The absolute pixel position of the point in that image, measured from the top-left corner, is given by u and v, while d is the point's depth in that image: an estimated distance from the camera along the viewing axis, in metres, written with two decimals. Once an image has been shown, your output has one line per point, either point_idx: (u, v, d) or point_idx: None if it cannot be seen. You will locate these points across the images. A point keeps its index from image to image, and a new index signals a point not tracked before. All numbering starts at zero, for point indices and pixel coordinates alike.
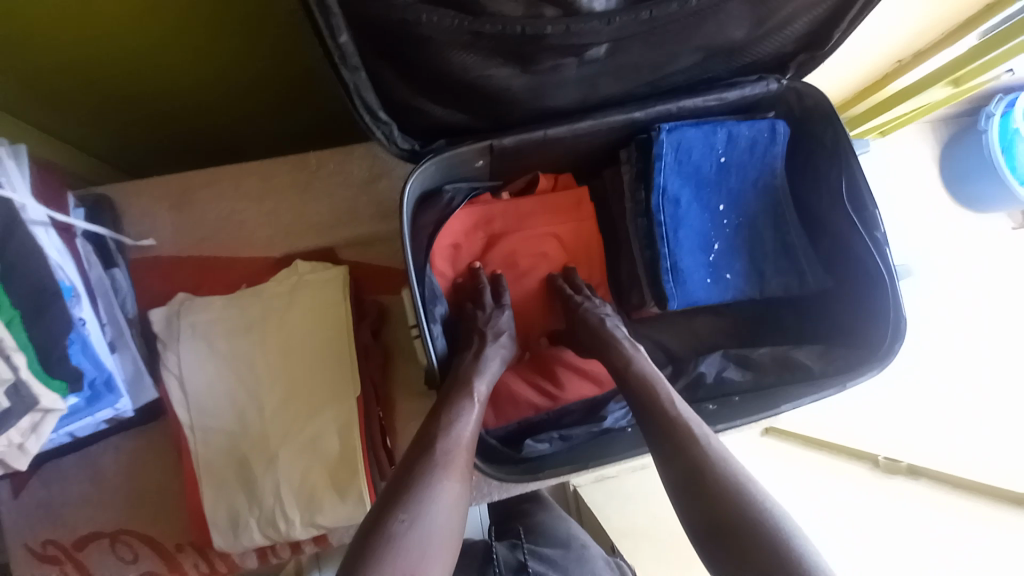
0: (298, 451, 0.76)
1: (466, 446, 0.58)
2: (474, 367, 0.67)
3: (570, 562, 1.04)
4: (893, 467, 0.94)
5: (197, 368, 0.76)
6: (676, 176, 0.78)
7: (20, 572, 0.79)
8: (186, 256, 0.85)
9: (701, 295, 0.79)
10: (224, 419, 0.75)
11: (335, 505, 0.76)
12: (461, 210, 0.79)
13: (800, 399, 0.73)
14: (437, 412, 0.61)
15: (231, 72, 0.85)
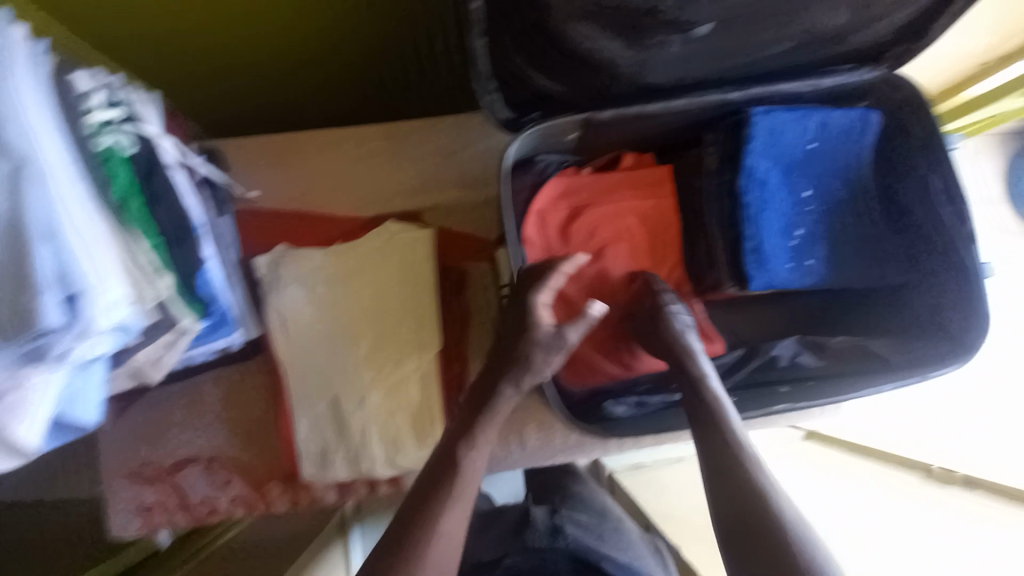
0: (384, 394, 0.83)
1: (468, 488, 0.61)
2: (482, 407, 0.67)
3: (608, 535, 1.06)
4: (947, 477, 0.85)
5: (300, 312, 0.83)
6: (765, 159, 0.79)
7: (119, 488, 0.86)
8: (286, 209, 0.91)
9: (782, 279, 0.80)
10: (320, 358, 0.83)
11: (414, 449, 0.83)
12: (552, 178, 0.84)
13: (879, 385, 0.74)
14: (443, 459, 0.63)
15: (327, 29, 0.87)
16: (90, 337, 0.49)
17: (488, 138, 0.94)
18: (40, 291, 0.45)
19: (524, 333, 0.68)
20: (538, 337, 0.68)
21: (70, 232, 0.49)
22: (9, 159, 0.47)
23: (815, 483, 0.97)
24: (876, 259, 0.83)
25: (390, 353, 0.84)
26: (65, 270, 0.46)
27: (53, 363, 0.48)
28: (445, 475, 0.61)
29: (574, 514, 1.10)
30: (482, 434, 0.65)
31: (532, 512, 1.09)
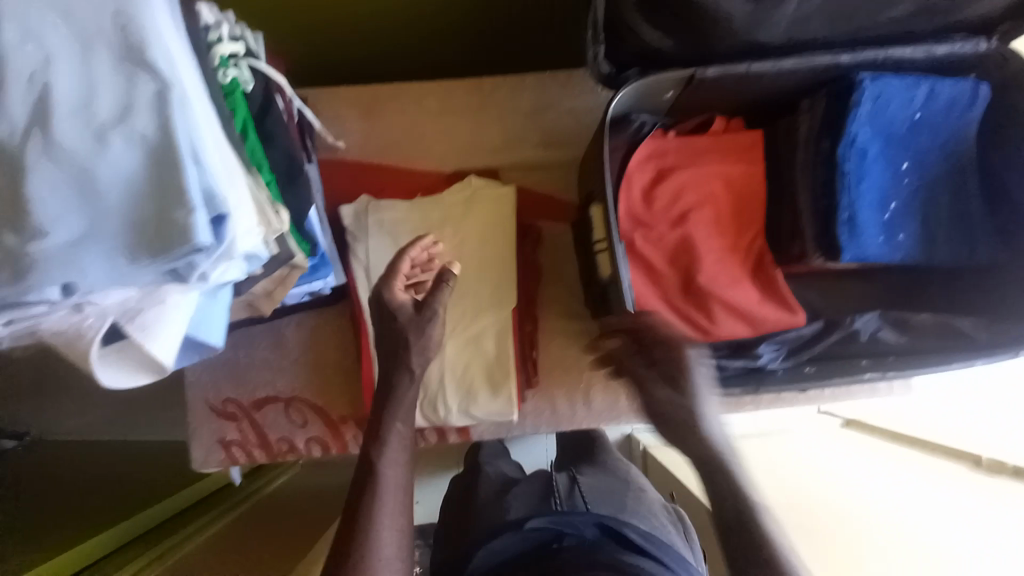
0: (462, 344, 0.86)
1: (388, 490, 0.60)
2: (388, 407, 0.68)
3: (632, 507, 1.00)
4: (996, 467, 0.89)
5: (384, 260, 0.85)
6: (868, 127, 0.76)
7: (201, 423, 0.89)
8: (369, 161, 0.94)
9: (872, 252, 0.79)
10: None
11: (488, 401, 0.85)
12: (646, 138, 0.83)
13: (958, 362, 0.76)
14: (358, 473, 0.61)
15: None
16: (226, 259, 0.50)
17: (571, 98, 0.93)
18: (191, 209, 0.46)
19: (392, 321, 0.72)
20: (400, 315, 0.72)
21: (210, 155, 0.49)
22: (159, 80, 0.48)
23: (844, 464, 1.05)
24: (971, 238, 0.80)
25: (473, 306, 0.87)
26: (211, 191, 0.47)
27: (190, 283, 0.50)
28: (358, 491, 0.59)
29: (594, 486, 1.05)
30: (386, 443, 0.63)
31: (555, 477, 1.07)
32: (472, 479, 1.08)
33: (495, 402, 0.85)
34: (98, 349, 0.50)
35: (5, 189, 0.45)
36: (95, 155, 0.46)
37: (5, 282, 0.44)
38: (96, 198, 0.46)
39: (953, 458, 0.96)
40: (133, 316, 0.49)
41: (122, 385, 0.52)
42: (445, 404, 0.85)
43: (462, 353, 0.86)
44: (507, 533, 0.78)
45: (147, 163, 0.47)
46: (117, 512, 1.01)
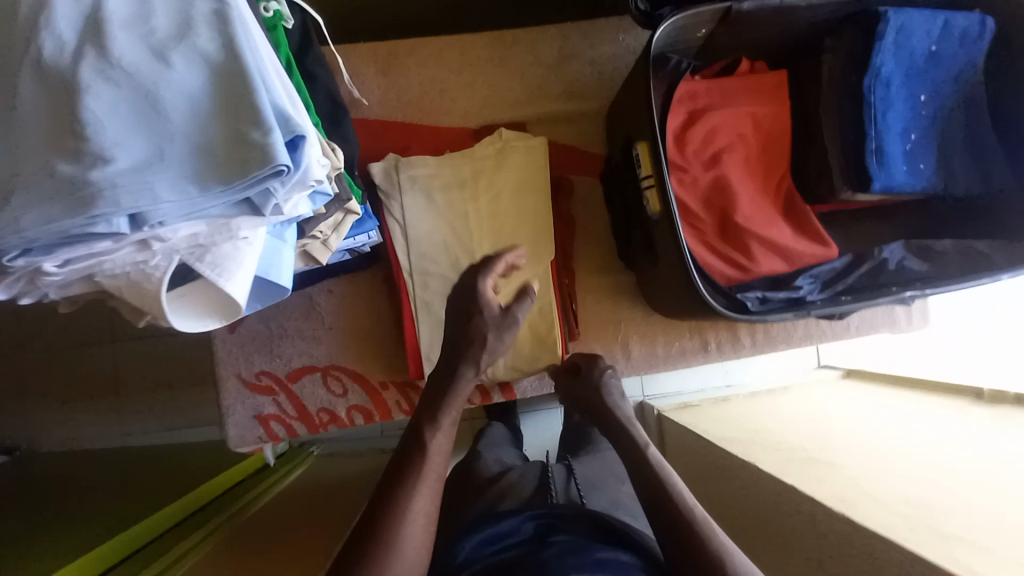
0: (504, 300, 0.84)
1: (433, 471, 0.60)
2: (448, 392, 0.69)
3: (627, 503, 0.90)
4: (997, 397, 0.97)
5: (419, 217, 0.84)
6: (892, 58, 0.79)
7: (235, 398, 0.85)
8: (392, 119, 0.92)
9: (900, 182, 0.81)
10: (440, 264, 0.83)
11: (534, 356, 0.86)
12: (684, 77, 0.83)
13: (982, 278, 0.79)
14: (406, 443, 0.63)
15: None
16: (300, 189, 0.48)
17: (593, 50, 0.93)
18: (268, 129, 0.43)
19: (470, 316, 0.71)
20: (490, 316, 0.72)
21: (274, 81, 0.46)
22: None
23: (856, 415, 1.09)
24: (985, 165, 0.83)
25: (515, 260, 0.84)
26: (283, 113, 0.45)
27: (263, 216, 0.47)
28: (404, 461, 0.61)
29: (590, 474, 0.94)
30: (443, 418, 0.66)
31: (550, 466, 0.95)
32: (469, 464, 0.98)
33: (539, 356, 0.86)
34: (167, 291, 0.49)
35: (60, 112, 0.43)
36: (157, 76, 0.43)
37: (68, 212, 0.40)
38: (160, 123, 0.43)
39: (958, 394, 1.04)
40: (202, 254, 0.47)
41: (195, 331, 0.52)
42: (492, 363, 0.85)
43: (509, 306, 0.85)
44: (508, 517, 0.72)
45: (212, 84, 0.44)
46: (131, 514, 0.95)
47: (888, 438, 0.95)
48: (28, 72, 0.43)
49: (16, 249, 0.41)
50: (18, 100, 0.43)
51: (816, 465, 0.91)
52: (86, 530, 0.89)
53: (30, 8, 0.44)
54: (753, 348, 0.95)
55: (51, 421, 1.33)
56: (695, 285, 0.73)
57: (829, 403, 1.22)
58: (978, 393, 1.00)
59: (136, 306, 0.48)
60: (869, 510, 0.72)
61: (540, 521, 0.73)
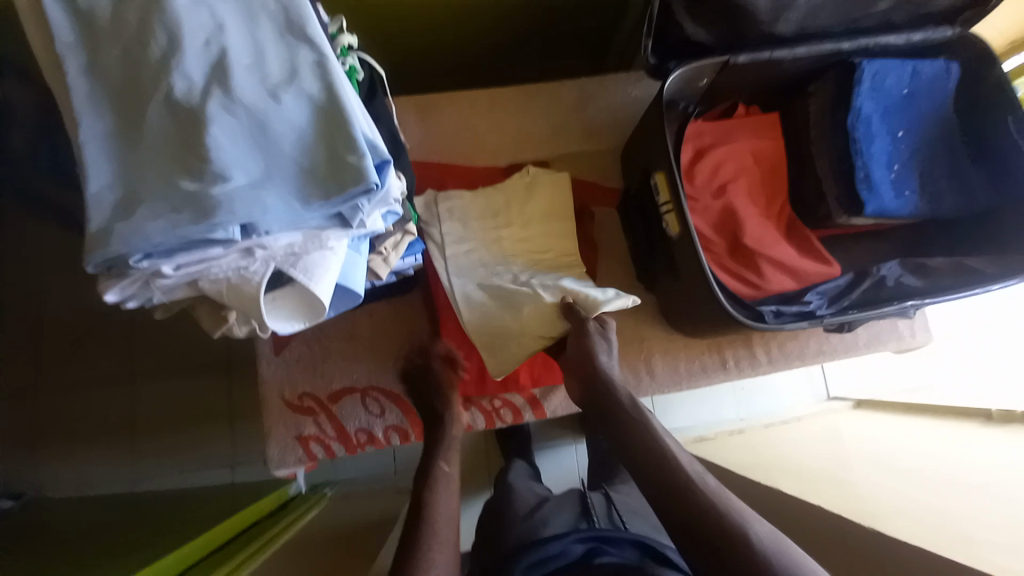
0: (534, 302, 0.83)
1: (441, 517, 0.63)
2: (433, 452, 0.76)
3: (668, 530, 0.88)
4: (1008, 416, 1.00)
5: (461, 242, 0.91)
6: (870, 100, 0.90)
7: (277, 419, 0.88)
8: (428, 159, 1.03)
9: (890, 205, 0.90)
10: (478, 277, 0.88)
11: (545, 315, 0.81)
12: (690, 119, 0.95)
13: (974, 289, 0.86)
14: (422, 486, 0.69)
15: None
16: (381, 205, 0.56)
17: (605, 97, 1.06)
18: (362, 154, 0.51)
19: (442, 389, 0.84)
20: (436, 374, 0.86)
21: (360, 114, 0.55)
22: (318, 52, 0.55)
23: (874, 439, 1.11)
24: (962, 190, 0.94)
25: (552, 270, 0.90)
26: (372, 142, 0.53)
27: (349, 229, 0.55)
28: (422, 497, 0.66)
29: (629, 503, 0.92)
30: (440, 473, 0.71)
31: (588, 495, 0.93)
32: (504, 497, 0.91)
33: (543, 301, 0.81)
34: (263, 295, 0.57)
35: (189, 140, 0.50)
36: (270, 110, 0.52)
37: (192, 220, 0.47)
38: (271, 150, 0.51)
39: (968, 416, 1.08)
40: (297, 260, 0.55)
41: (282, 330, 0.60)
42: (502, 318, 0.83)
43: (550, 287, 0.84)
44: (554, 540, 0.70)
45: (315, 118, 0.53)
46: (146, 541, 0.90)
47: (907, 456, 0.97)
48: (156, 102, 0.52)
49: (141, 253, 0.48)
50: (147, 127, 0.51)
51: (837, 484, 0.92)
52: (103, 552, 0.85)
53: (158, 52, 0.53)
54: (769, 364, 1.00)
55: (54, 464, 1.28)
56: (719, 297, 0.79)
57: (843, 429, 1.24)
58: (988, 414, 1.04)
59: (235, 306, 0.56)
60: (890, 519, 0.74)
61: (587, 544, 0.71)
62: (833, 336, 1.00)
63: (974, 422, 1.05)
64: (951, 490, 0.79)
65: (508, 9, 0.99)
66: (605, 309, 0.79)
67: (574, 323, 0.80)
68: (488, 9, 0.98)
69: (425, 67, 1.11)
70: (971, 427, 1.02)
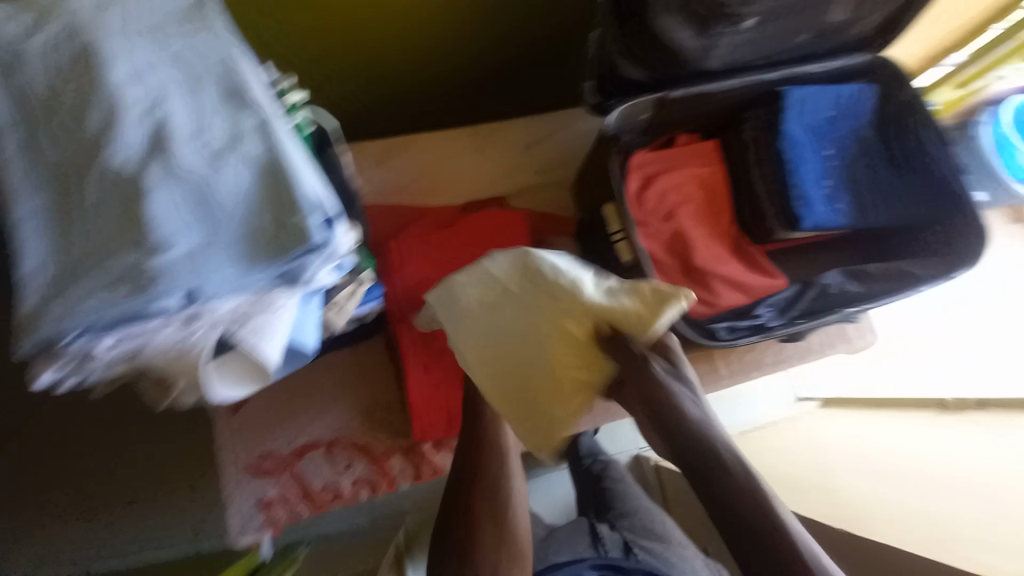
0: (562, 348, 0.68)
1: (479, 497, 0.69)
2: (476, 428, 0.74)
3: (671, 557, 1.05)
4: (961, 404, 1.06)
5: (464, 339, 0.73)
6: (798, 123, 0.96)
7: (237, 486, 0.84)
8: (383, 202, 1.02)
9: (825, 220, 0.96)
10: (482, 340, 0.72)
11: (586, 360, 0.68)
12: (634, 151, 0.99)
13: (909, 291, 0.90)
14: (464, 465, 0.71)
15: (428, 31, 0.95)
16: (330, 261, 0.55)
17: (555, 133, 1.10)
18: (307, 214, 0.51)
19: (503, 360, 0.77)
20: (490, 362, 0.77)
21: (307, 174, 0.55)
22: (259, 116, 0.55)
23: (840, 436, 1.16)
24: (891, 200, 1.01)
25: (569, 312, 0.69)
26: (319, 200, 0.53)
27: (298, 287, 0.54)
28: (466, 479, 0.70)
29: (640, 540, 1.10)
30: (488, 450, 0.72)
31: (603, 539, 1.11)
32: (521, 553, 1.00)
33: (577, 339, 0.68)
34: (207, 363, 0.55)
35: (127, 212, 0.49)
36: (212, 176, 0.51)
37: (129, 294, 0.46)
38: (212, 215, 0.50)
39: (923, 407, 1.13)
40: (244, 322, 0.53)
41: (225, 396, 0.58)
42: (541, 385, 0.69)
43: (575, 317, 0.68)
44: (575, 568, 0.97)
45: (259, 181, 0.52)
46: None
47: (872, 451, 1.01)
48: (92, 177, 0.50)
49: (76, 331, 0.46)
50: (85, 200, 0.50)
51: (820, 498, 0.97)
52: None
53: (92, 127, 0.51)
54: (733, 377, 1.03)
55: None
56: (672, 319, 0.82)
57: (813, 431, 1.28)
58: (943, 403, 1.08)
59: (177, 378, 0.54)
60: (877, 526, 0.83)
61: (600, 569, 0.98)
62: (789, 344, 1.04)
63: (930, 412, 1.10)
64: (918, 489, 0.84)
65: (455, 57, 1.02)
66: (661, 325, 0.64)
67: (624, 357, 0.64)
68: (434, 55, 1.00)
69: (377, 116, 1.11)
70: (929, 417, 1.06)
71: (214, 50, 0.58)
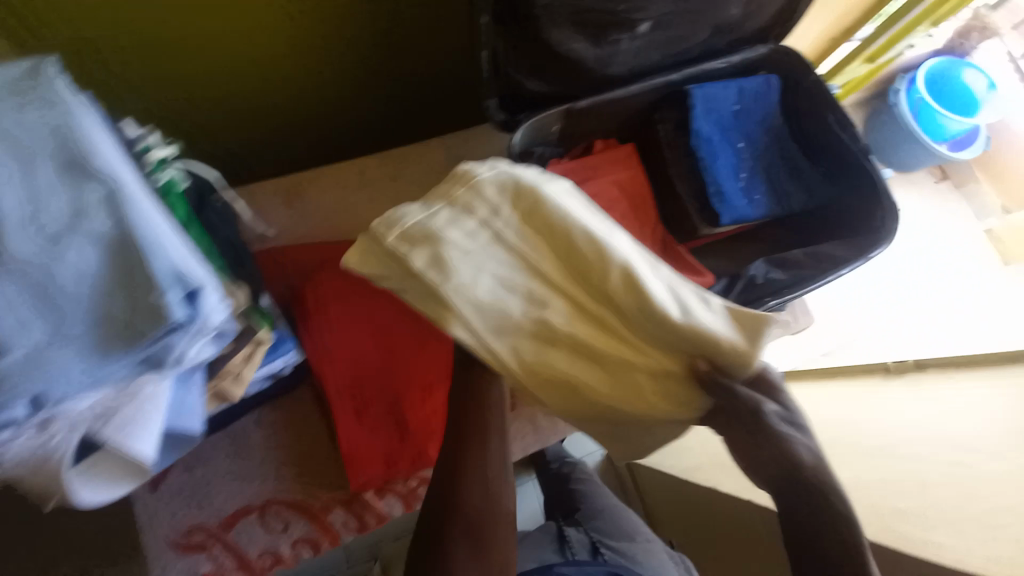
0: (636, 374, 0.57)
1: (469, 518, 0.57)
2: (466, 425, 0.60)
3: (638, 554, 1.09)
4: (903, 368, 1.16)
5: (515, 355, 0.58)
6: (707, 120, 0.97)
7: (167, 563, 0.81)
8: (297, 243, 0.98)
9: (745, 212, 0.97)
10: (519, 343, 0.57)
11: (674, 390, 0.57)
12: (549, 163, 0.98)
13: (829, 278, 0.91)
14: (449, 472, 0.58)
15: (317, 60, 0.92)
16: (202, 335, 0.51)
17: (474, 150, 1.06)
18: (164, 290, 0.47)
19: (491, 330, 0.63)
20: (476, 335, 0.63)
21: (171, 241, 0.51)
22: (106, 185, 0.50)
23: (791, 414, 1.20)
24: (807, 185, 1.03)
25: (657, 346, 0.56)
26: (180, 271, 0.49)
27: (167, 369, 0.50)
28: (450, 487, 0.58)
29: (609, 537, 1.13)
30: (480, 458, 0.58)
31: (570, 535, 1.15)
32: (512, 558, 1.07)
33: (662, 365, 0.56)
34: (72, 471, 0.52)
35: None
36: (51, 264, 0.47)
37: None
38: (56, 305, 0.46)
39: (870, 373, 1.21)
40: (108, 418, 0.49)
41: (100, 500, 0.55)
42: (618, 415, 0.59)
43: (660, 332, 0.54)
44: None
45: (107, 260, 0.48)
46: None
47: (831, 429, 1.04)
48: None
49: None
50: None
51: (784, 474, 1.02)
52: None
53: None
54: None
55: None
56: None
57: None
58: (886, 368, 1.18)
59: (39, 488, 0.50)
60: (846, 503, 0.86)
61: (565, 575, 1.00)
62: None
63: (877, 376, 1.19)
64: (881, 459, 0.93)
65: (355, 84, 0.99)
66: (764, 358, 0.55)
67: (725, 402, 0.56)
68: (334, 83, 0.98)
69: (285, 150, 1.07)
70: (879, 384, 1.14)
71: (49, 118, 0.53)
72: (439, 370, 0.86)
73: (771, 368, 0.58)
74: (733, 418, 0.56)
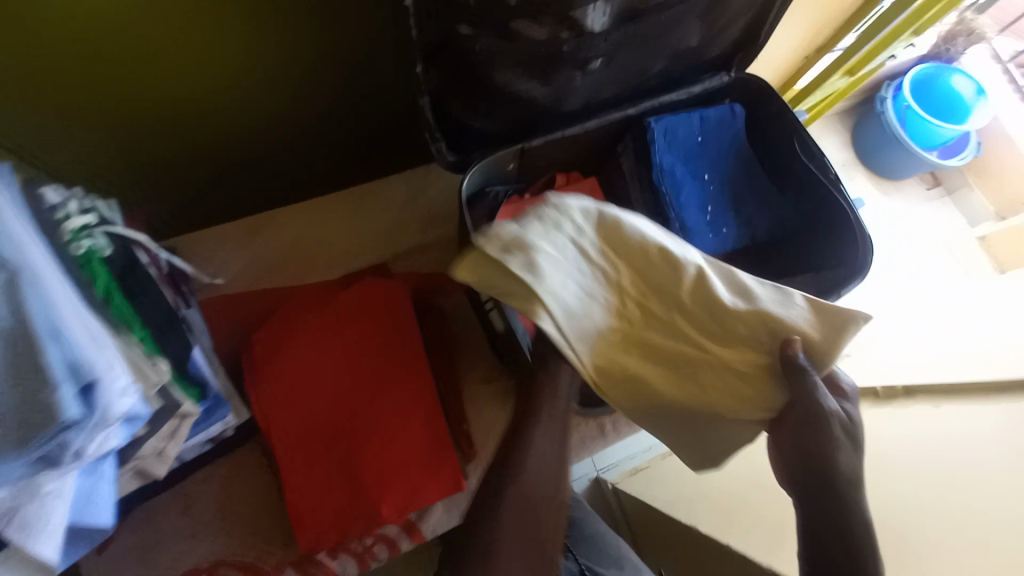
0: (717, 370, 0.68)
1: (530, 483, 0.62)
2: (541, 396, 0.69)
3: None
4: (891, 393, 0.97)
5: (606, 355, 0.69)
6: (669, 153, 0.94)
7: None
8: (254, 288, 0.96)
9: (708, 248, 0.95)
10: (601, 340, 0.68)
11: (743, 383, 0.67)
12: (504, 204, 0.96)
13: None
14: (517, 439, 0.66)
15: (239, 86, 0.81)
16: (103, 428, 0.48)
17: (434, 185, 1.04)
18: (55, 386, 0.45)
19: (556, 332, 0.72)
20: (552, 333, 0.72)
21: (73, 327, 0.49)
22: (4, 270, 0.47)
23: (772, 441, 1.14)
24: (775, 213, 1.00)
25: (732, 345, 0.67)
26: (77, 362, 0.46)
27: (66, 466, 0.47)
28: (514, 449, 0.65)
29: None
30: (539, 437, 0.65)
31: None
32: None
33: (739, 361, 0.66)
34: None
35: None
36: None
37: None
38: None
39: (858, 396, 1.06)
40: (10, 518, 0.46)
41: None
42: (696, 411, 0.69)
43: (730, 332, 0.66)
44: None
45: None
46: None
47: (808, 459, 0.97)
48: None
49: None
50: None
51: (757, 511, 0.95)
52: None
53: None
54: None
55: None
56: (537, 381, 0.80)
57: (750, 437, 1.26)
58: (874, 391, 1.01)
59: None
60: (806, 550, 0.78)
61: None
62: None
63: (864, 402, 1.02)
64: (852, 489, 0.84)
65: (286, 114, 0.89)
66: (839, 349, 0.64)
67: (798, 394, 0.64)
68: None
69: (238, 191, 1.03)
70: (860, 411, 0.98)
71: None
72: (416, 406, 0.85)
73: (840, 371, 0.69)
74: (806, 433, 0.63)
